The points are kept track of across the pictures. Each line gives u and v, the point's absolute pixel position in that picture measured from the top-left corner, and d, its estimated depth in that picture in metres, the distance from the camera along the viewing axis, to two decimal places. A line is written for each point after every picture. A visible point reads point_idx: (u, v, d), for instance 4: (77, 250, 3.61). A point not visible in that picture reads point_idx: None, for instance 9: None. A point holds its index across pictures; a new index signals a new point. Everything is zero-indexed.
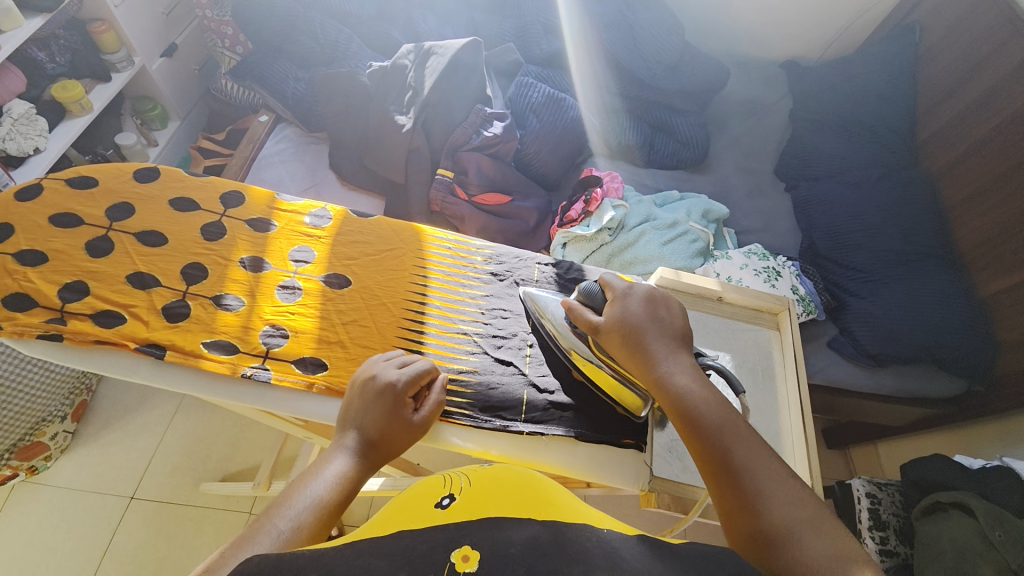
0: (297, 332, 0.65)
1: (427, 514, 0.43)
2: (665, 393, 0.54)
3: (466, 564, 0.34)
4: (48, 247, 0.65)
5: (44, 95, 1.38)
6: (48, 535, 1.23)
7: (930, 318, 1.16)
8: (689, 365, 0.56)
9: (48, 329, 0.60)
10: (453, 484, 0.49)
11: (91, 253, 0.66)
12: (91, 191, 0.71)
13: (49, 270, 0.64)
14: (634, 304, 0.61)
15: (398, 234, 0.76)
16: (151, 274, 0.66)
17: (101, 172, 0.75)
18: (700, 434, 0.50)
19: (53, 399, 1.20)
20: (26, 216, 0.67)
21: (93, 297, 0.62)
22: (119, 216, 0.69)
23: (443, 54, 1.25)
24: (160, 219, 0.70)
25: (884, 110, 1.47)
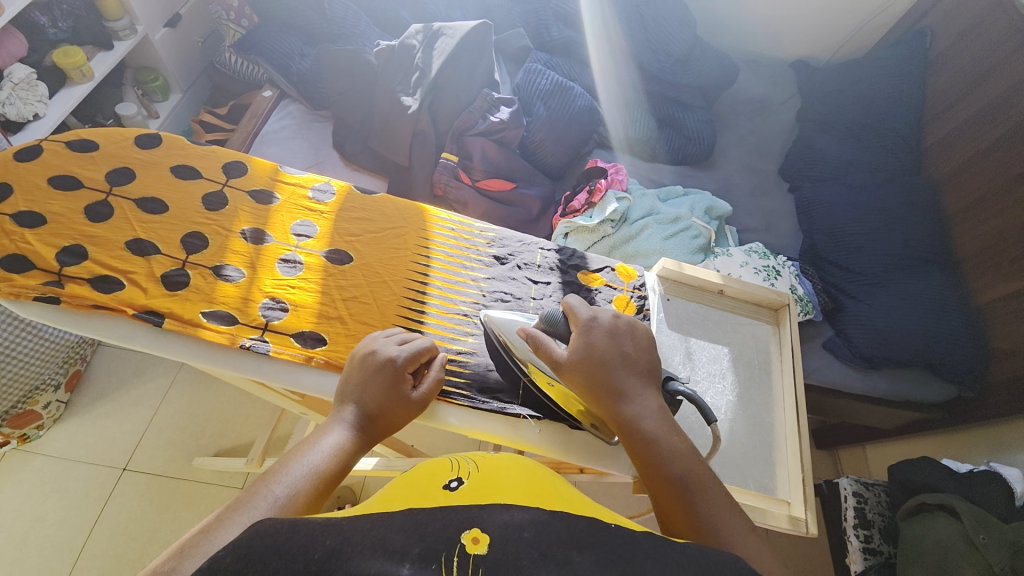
0: (297, 306, 0.64)
1: (434, 496, 0.44)
2: (633, 439, 0.53)
3: (476, 545, 0.34)
4: (46, 209, 0.64)
5: (45, 61, 1.36)
6: (38, 504, 1.24)
7: (925, 324, 1.17)
8: (656, 404, 0.55)
9: (45, 292, 0.59)
10: (460, 468, 0.50)
11: (91, 218, 0.65)
12: (92, 155, 0.70)
13: (47, 233, 0.63)
14: (598, 335, 0.58)
15: (401, 213, 0.76)
16: (150, 241, 0.65)
17: (101, 136, 0.73)
18: (663, 483, 0.50)
19: (46, 368, 1.20)
20: (25, 176, 0.67)
21: (91, 261, 0.62)
22: (121, 181, 0.69)
23: (453, 35, 1.23)
24: (162, 186, 0.70)
25: (890, 115, 1.47)
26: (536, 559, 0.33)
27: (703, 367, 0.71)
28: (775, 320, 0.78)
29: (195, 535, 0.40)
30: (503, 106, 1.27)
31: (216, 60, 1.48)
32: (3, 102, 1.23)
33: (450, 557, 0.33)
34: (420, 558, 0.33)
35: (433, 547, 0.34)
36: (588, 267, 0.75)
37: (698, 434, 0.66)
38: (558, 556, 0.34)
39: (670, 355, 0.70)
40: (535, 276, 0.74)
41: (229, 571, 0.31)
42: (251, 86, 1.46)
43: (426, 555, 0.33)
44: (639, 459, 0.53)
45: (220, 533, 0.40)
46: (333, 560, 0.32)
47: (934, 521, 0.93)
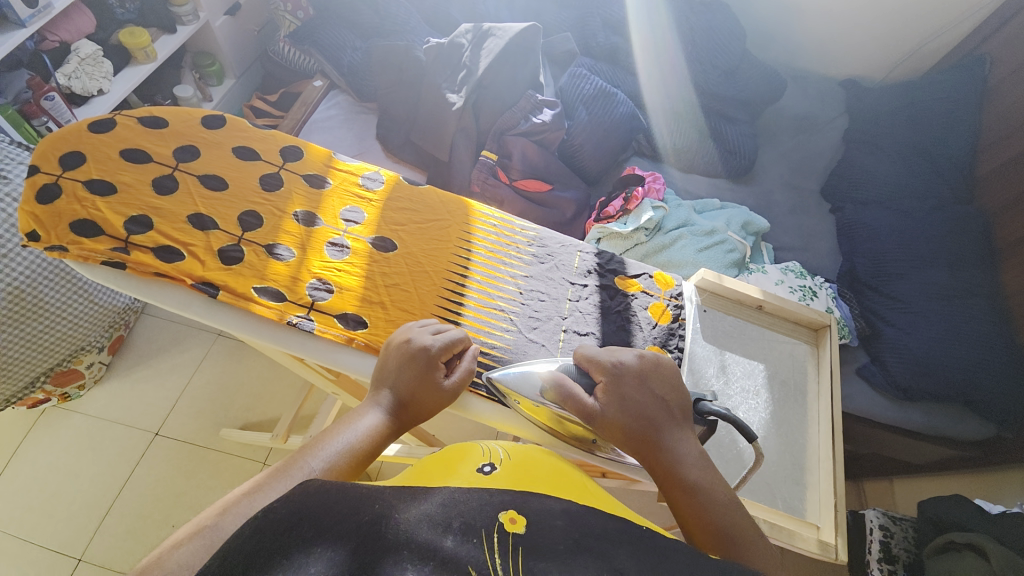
0: (342, 288, 0.67)
1: (468, 477, 0.45)
2: (675, 488, 0.51)
3: (513, 525, 0.36)
4: (117, 180, 0.68)
5: (112, 39, 1.44)
6: (73, 459, 1.30)
7: (967, 358, 1.13)
8: (696, 450, 0.54)
9: (112, 257, 0.63)
10: (493, 453, 0.51)
11: (157, 190, 0.68)
12: (161, 132, 0.74)
13: (116, 201, 0.67)
14: (630, 381, 0.58)
15: (446, 206, 0.77)
16: (210, 216, 0.68)
17: (170, 114, 0.77)
18: (712, 526, 0.48)
19: (93, 330, 1.26)
20: (99, 147, 0.71)
21: (155, 231, 0.65)
22: (185, 158, 0.72)
23: (501, 36, 1.25)
24: (222, 164, 0.73)
25: (944, 140, 1.42)
26: (572, 547, 0.34)
27: (737, 383, 0.70)
28: (815, 341, 0.76)
29: (237, 497, 0.43)
30: (546, 108, 1.28)
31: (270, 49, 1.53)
32: (70, 76, 1.32)
33: (489, 534, 0.34)
34: (463, 532, 0.34)
35: (471, 523, 0.35)
36: (626, 273, 0.75)
37: (729, 450, 0.66)
38: (594, 548, 0.34)
39: (704, 367, 0.70)
40: (572, 278, 0.74)
41: (284, 521, 0.32)
42: (302, 76, 1.51)
43: (467, 530, 0.34)
44: (678, 503, 0.51)
45: (259, 497, 0.42)
46: (380, 525, 0.33)
47: (960, 560, 0.90)
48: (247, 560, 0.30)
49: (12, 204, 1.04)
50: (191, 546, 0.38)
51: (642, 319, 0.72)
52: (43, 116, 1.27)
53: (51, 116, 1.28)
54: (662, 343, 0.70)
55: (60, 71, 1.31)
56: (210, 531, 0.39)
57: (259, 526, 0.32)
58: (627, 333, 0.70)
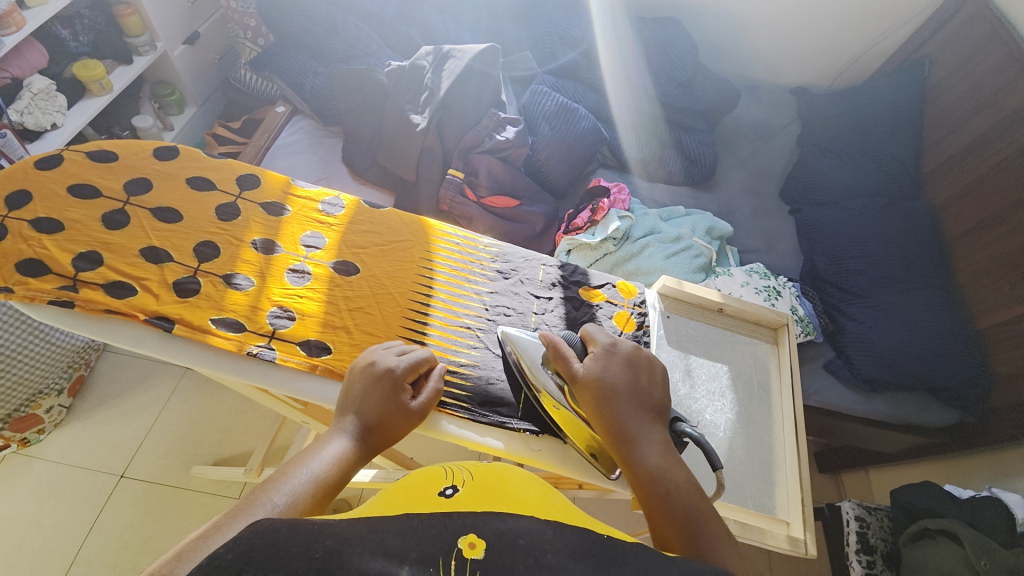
0: (303, 315, 0.66)
1: (430, 502, 0.45)
2: (640, 474, 0.53)
3: (472, 550, 0.35)
4: (64, 217, 0.66)
5: (65, 73, 1.41)
6: (31, 511, 1.23)
7: (924, 347, 1.18)
8: (664, 439, 0.55)
9: (60, 296, 0.60)
10: (455, 475, 0.50)
11: (108, 225, 0.67)
12: (111, 165, 0.73)
13: (64, 238, 0.65)
14: (616, 362, 0.60)
15: (408, 226, 0.77)
16: (163, 249, 0.67)
17: (121, 147, 0.76)
18: (665, 511, 0.50)
19: (51, 372, 1.21)
20: (46, 184, 0.69)
21: (106, 267, 0.63)
22: (137, 191, 0.71)
23: (461, 58, 1.27)
24: (176, 196, 0.72)
25: (889, 141, 1.51)
26: (534, 569, 0.34)
27: (703, 385, 0.71)
28: (775, 340, 0.78)
29: (193, 540, 0.41)
30: (509, 125, 1.30)
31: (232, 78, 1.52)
32: (22, 112, 1.29)
33: (447, 562, 0.34)
34: (419, 563, 0.34)
35: (432, 552, 0.35)
36: (589, 284, 0.76)
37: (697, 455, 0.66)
38: (554, 564, 0.34)
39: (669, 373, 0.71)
40: (538, 291, 0.75)
41: (230, 568, 0.31)
42: (266, 103, 1.51)
43: (425, 560, 0.34)
44: (636, 483, 0.53)
45: (217, 538, 0.41)
46: (334, 559, 0.32)
47: (936, 547, 0.92)
48: None
49: None
50: None
51: (607, 328, 0.73)
52: None
53: (2, 153, 1.24)
54: None
55: (12, 107, 1.28)
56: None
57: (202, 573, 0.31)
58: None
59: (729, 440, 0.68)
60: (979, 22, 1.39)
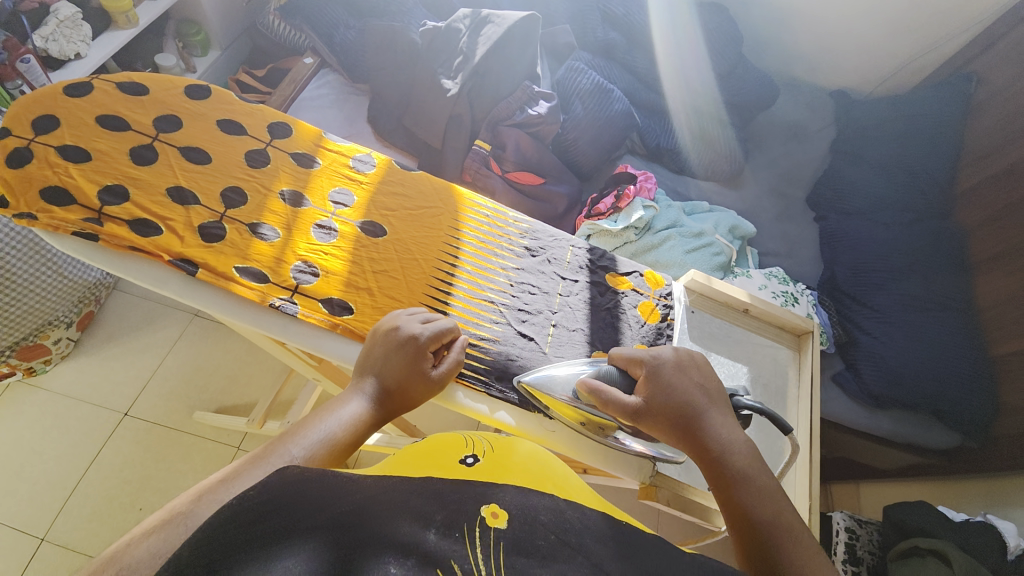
0: (328, 272, 0.65)
1: (453, 467, 0.46)
2: (722, 479, 0.52)
3: (495, 519, 0.37)
4: (92, 147, 0.65)
5: (91, 1, 1.38)
6: (36, 438, 1.25)
7: (934, 368, 1.18)
8: (743, 441, 0.54)
9: (83, 228, 0.59)
10: (476, 445, 0.52)
11: (135, 160, 0.65)
12: (141, 100, 0.70)
13: (90, 169, 0.63)
14: (671, 374, 0.58)
15: (438, 193, 0.76)
16: (190, 190, 0.65)
17: (152, 81, 0.73)
18: (755, 525, 0.48)
19: (61, 305, 1.21)
20: (74, 111, 0.67)
21: (131, 204, 0.62)
22: (166, 128, 0.69)
23: (500, 24, 1.19)
24: (207, 138, 0.70)
25: (926, 156, 1.47)
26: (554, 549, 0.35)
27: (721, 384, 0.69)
28: (797, 346, 0.77)
29: (213, 483, 0.42)
30: (541, 100, 1.26)
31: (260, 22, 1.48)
32: (46, 38, 1.26)
33: (472, 529, 0.36)
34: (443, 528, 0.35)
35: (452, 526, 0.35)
36: (616, 271, 0.74)
37: None
38: (574, 544, 0.36)
39: None
40: (564, 273, 0.74)
41: (255, 511, 0.34)
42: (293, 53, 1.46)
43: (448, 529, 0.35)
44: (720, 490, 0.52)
45: (236, 484, 0.42)
46: (354, 515, 0.35)
47: (925, 565, 0.93)
48: (221, 549, 0.31)
49: None
50: (163, 535, 0.37)
51: (631, 317, 0.71)
52: (17, 79, 1.20)
53: (25, 80, 1.22)
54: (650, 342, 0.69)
55: (37, 33, 1.26)
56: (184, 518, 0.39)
57: (230, 514, 0.33)
58: (615, 331, 0.70)
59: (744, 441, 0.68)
60: None
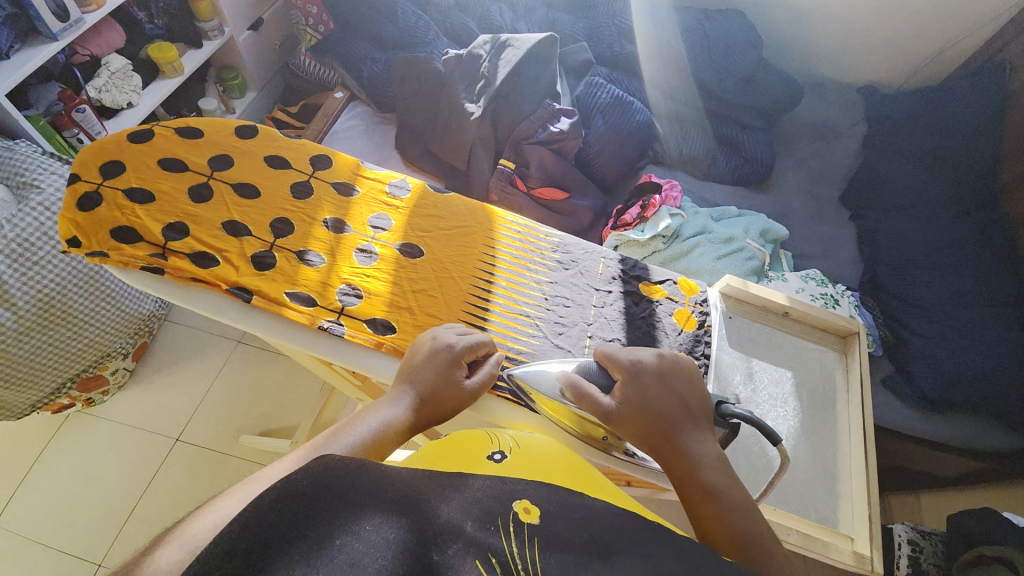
0: (370, 294, 0.67)
1: (482, 464, 0.49)
2: (697, 487, 0.52)
3: (529, 515, 0.40)
4: (154, 188, 0.70)
5: (140, 54, 1.50)
6: (98, 463, 1.32)
7: (994, 369, 1.12)
8: (716, 453, 0.55)
9: (151, 263, 0.64)
10: (501, 441, 0.54)
11: (193, 198, 0.70)
12: (196, 142, 0.76)
13: (154, 209, 0.68)
14: (649, 381, 0.60)
15: (471, 212, 0.78)
16: (243, 223, 0.69)
17: (204, 124, 0.79)
18: (725, 531, 0.48)
19: (120, 337, 1.28)
20: (138, 157, 0.72)
21: (191, 238, 0.67)
22: (220, 167, 0.74)
23: (519, 46, 1.23)
24: (255, 173, 0.75)
25: (965, 147, 1.42)
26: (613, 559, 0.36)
27: (765, 390, 0.67)
28: (842, 348, 0.74)
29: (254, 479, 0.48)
30: (563, 117, 1.25)
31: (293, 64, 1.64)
32: (100, 89, 1.36)
33: (506, 522, 0.39)
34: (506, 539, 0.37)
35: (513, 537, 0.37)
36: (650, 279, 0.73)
37: (759, 458, 0.64)
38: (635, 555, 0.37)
39: (731, 374, 0.68)
40: (597, 284, 0.74)
41: (310, 492, 0.35)
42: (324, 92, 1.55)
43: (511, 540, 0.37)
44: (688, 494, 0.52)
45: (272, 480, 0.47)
46: (403, 500, 0.38)
47: None
48: (277, 526, 0.33)
49: (47, 212, 1.08)
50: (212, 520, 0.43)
51: (667, 325, 0.70)
52: (73, 127, 1.29)
53: (81, 128, 1.31)
54: (688, 350, 0.68)
55: (90, 84, 1.36)
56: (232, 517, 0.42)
57: (281, 494, 0.34)
58: (652, 339, 0.69)
59: (794, 450, 0.65)
60: None
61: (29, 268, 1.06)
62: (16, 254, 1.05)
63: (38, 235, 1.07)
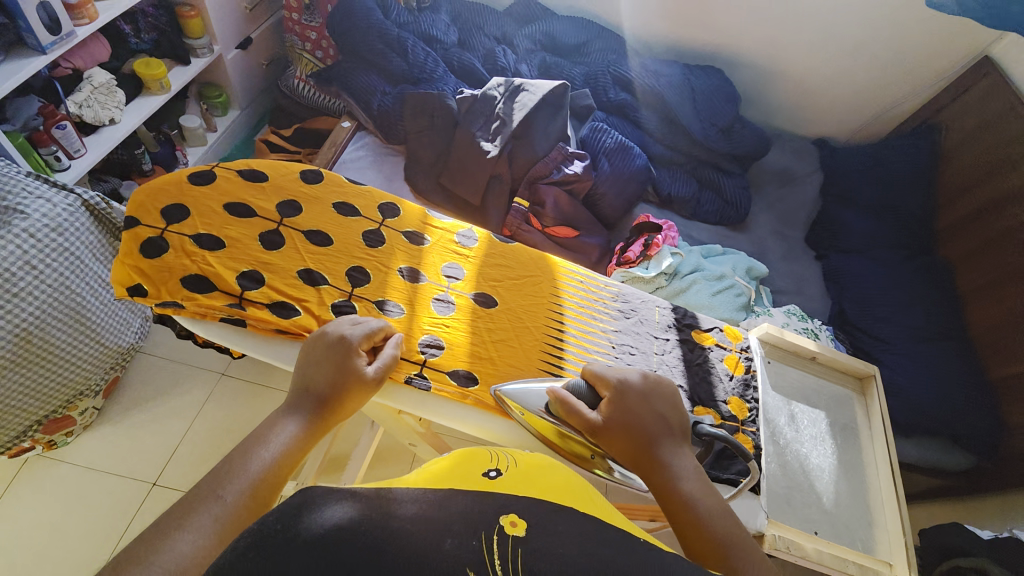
0: (451, 345, 0.70)
1: (477, 480, 0.49)
2: (675, 498, 0.55)
3: (514, 527, 0.40)
4: (223, 234, 0.70)
5: (124, 68, 1.41)
6: (61, 514, 1.19)
7: (949, 396, 1.29)
8: (692, 464, 0.58)
9: (230, 314, 0.65)
10: (500, 461, 0.56)
11: (265, 245, 0.70)
12: (262, 185, 0.76)
13: (225, 256, 0.68)
14: (633, 399, 0.62)
15: (536, 262, 0.81)
16: (319, 272, 0.70)
17: (266, 166, 0.79)
18: (703, 538, 0.52)
19: (96, 371, 1.16)
20: (202, 200, 0.72)
21: (268, 288, 0.67)
22: (289, 213, 0.74)
23: (534, 92, 1.29)
24: (324, 220, 0.75)
25: (909, 198, 1.63)
26: None
27: (806, 430, 0.74)
28: (862, 388, 0.82)
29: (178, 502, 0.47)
30: (576, 159, 1.33)
31: (285, 86, 1.63)
32: (81, 104, 1.27)
33: (490, 536, 0.39)
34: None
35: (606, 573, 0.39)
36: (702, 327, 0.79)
37: (808, 493, 0.70)
38: None
39: (777, 417, 0.74)
40: (656, 332, 0.78)
41: (271, 530, 0.36)
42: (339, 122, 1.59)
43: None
44: (668, 506, 0.55)
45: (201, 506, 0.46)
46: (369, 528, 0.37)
47: None
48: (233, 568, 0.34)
49: (31, 239, 0.98)
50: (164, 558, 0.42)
51: (720, 370, 0.75)
52: (52, 144, 1.19)
53: (60, 145, 1.21)
54: (740, 395, 0.74)
55: (72, 98, 1.26)
56: (164, 550, 0.42)
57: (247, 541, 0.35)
58: (708, 384, 0.74)
59: (834, 484, 0.71)
60: (993, 99, 1.51)
61: (8, 301, 0.96)
62: None
63: (20, 265, 0.97)
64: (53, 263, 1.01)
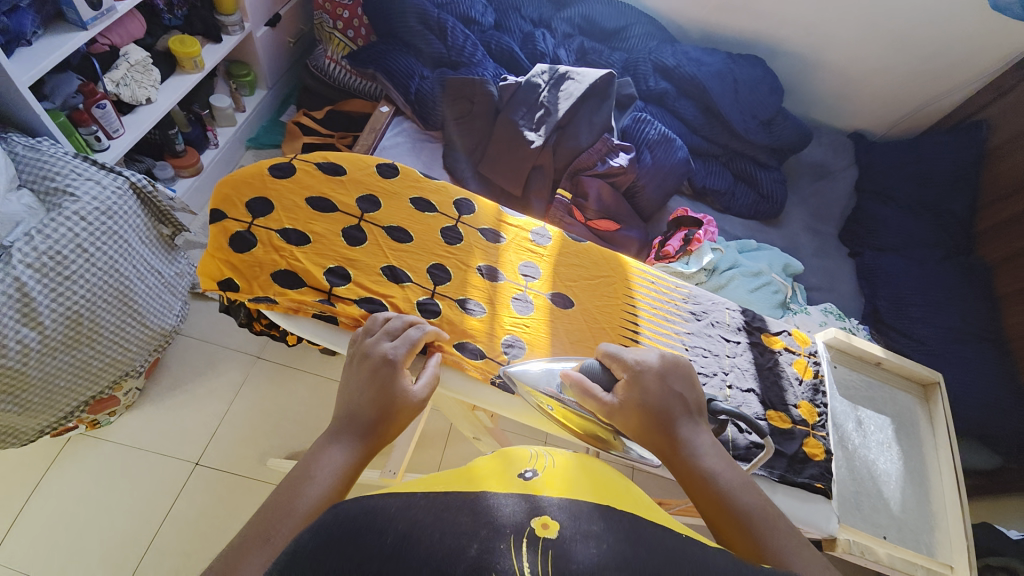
0: (531, 344, 0.72)
1: (509, 480, 0.46)
2: (696, 479, 0.53)
3: (546, 530, 0.37)
4: (309, 229, 0.75)
5: (158, 45, 1.39)
6: (105, 491, 1.22)
7: (983, 398, 1.30)
8: (712, 442, 0.57)
9: (319, 309, 0.69)
10: (538, 460, 0.51)
11: (349, 241, 0.75)
12: (342, 179, 0.82)
13: (312, 251, 0.73)
14: (650, 380, 0.59)
15: (608, 262, 0.83)
16: (401, 269, 0.75)
17: (343, 159, 0.85)
18: (731, 516, 0.50)
19: (139, 353, 1.16)
20: (285, 194, 0.78)
21: (354, 284, 0.72)
22: (368, 208, 0.79)
23: (580, 80, 1.29)
24: (404, 216, 0.80)
25: (950, 197, 1.60)
26: None
27: (872, 436, 0.76)
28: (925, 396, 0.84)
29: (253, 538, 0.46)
30: (621, 151, 1.31)
31: (314, 65, 1.58)
32: (119, 83, 1.26)
33: (523, 537, 0.36)
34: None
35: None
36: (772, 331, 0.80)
37: (873, 496, 0.72)
38: None
39: (844, 422, 0.76)
40: (727, 334, 0.79)
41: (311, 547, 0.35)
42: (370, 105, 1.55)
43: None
44: (691, 487, 0.54)
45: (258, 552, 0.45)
46: (405, 540, 0.35)
47: None
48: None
49: (82, 223, 0.98)
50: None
51: (790, 374, 0.77)
52: (92, 124, 1.18)
53: (99, 125, 1.20)
54: (810, 399, 0.75)
55: (108, 77, 1.25)
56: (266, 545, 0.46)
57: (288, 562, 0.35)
58: (780, 388, 0.75)
59: (899, 490, 0.73)
60: None
61: (60, 283, 0.95)
62: (45, 269, 0.94)
63: (71, 247, 0.96)
64: (102, 246, 1.00)
